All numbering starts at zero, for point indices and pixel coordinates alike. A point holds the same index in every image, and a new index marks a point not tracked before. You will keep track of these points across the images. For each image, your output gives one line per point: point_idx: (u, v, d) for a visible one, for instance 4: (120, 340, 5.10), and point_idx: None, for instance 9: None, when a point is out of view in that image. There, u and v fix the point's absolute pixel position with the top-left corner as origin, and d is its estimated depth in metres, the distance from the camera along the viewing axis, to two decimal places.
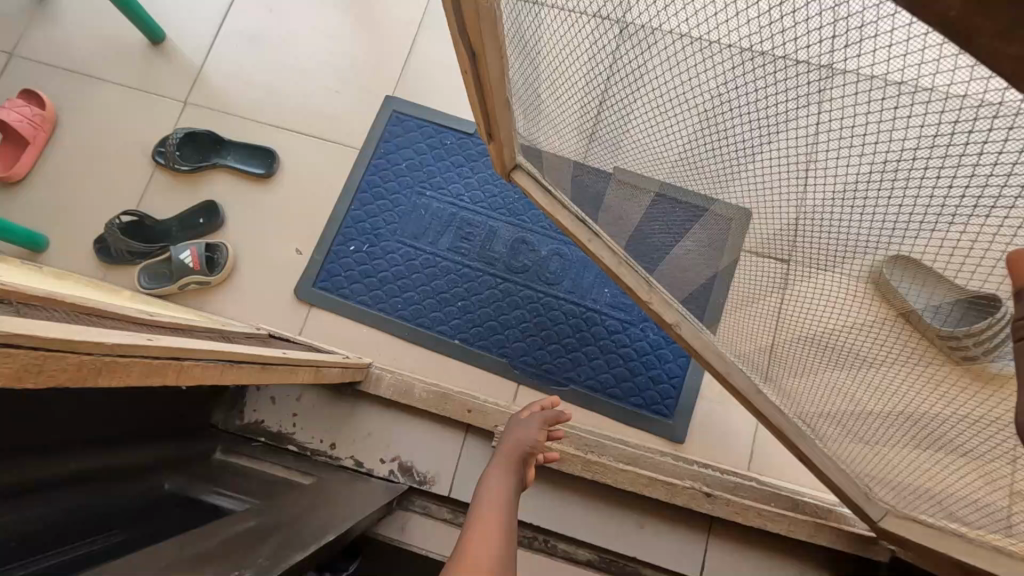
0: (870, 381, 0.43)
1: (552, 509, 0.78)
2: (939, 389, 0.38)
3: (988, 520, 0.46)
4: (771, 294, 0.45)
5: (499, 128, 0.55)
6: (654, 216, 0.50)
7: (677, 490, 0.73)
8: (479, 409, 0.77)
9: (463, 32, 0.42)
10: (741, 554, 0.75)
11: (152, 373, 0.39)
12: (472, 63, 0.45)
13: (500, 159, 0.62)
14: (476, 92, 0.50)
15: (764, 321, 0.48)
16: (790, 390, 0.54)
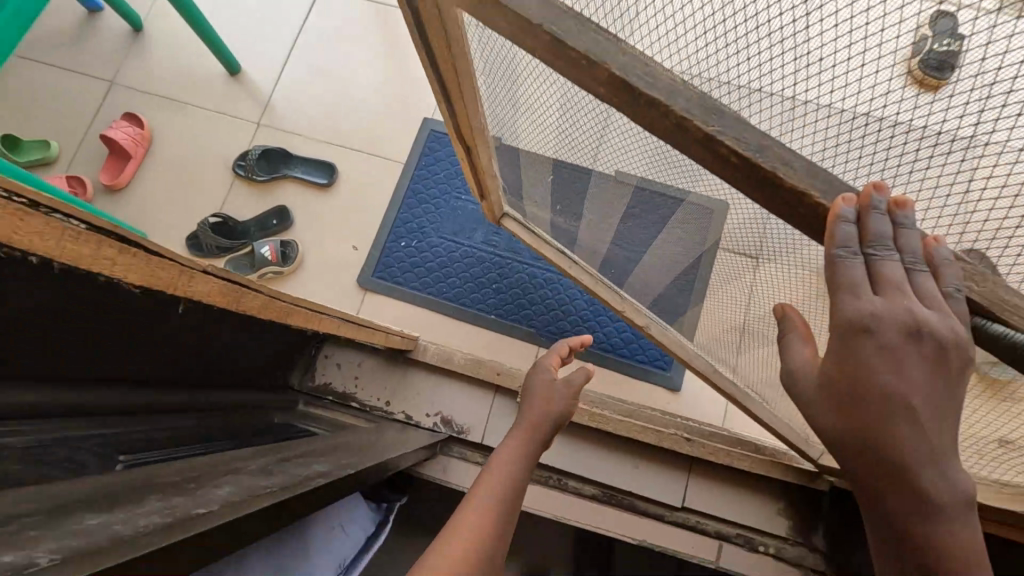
0: None
1: (568, 455, 1.05)
2: None
3: None
4: (746, 273, 0.51)
5: (489, 187, 0.82)
6: (625, 238, 0.67)
7: (664, 436, 0.91)
8: (507, 373, 0.96)
9: (460, 138, 0.70)
10: (715, 489, 1.02)
11: (307, 321, 0.64)
12: (467, 154, 0.73)
13: (493, 211, 0.91)
14: (471, 168, 0.78)
15: (741, 295, 0.56)
16: (737, 364, 0.72)
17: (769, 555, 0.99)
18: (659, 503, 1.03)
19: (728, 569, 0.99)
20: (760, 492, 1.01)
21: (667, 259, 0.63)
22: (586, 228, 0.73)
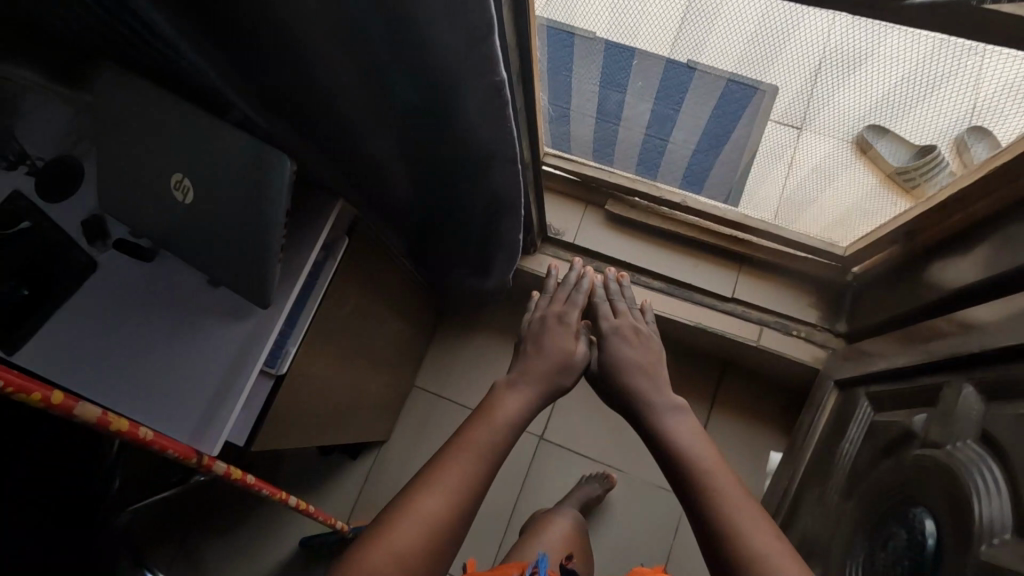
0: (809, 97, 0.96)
1: (645, 253, 1.35)
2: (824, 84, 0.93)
3: (844, 160, 1.06)
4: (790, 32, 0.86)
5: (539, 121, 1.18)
6: (673, 99, 1.04)
7: (724, 237, 1.30)
8: (597, 185, 1.34)
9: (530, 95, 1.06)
10: (761, 281, 1.31)
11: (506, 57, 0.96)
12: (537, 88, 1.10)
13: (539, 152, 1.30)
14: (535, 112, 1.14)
15: (784, 55, 0.90)
16: (744, 181, 1.18)
17: (801, 338, 1.28)
18: (714, 293, 1.32)
19: (768, 348, 1.29)
20: (789, 287, 1.30)
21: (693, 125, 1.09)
22: (632, 114, 1.11)
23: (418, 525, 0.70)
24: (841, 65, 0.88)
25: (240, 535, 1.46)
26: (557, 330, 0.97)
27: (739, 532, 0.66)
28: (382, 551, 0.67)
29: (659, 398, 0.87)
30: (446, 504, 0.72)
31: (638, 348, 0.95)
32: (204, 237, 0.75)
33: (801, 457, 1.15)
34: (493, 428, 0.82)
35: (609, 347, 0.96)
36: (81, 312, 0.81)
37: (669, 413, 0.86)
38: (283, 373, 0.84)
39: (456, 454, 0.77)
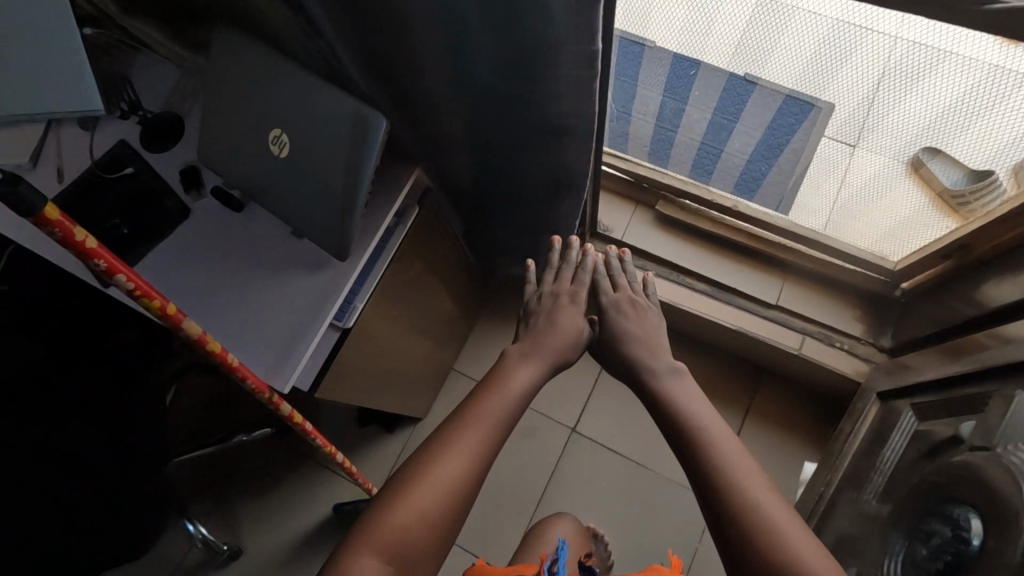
0: (866, 108, 1.00)
1: (690, 256, 1.37)
2: (881, 95, 0.97)
3: (895, 175, 1.09)
4: (856, 40, 0.90)
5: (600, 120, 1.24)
6: (733, 103, 1.09)
7: (772, 244, 1.31)
8: (646, 188, 1.38)
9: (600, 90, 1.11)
10: (805, 292, 1.32)
11: None
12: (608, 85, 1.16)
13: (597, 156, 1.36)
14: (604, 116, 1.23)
15: (848, 60, 0.94)
16: (793, 192, 1.21)
17: (843, 350, 1.28)
18: (759, 298, 1.33)
19: (809, 356, 1.29)
20: (835, 299, 1.31)
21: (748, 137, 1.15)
22: (692, 115, 1.16)
23: (440, 489, 0.66)
24: (903, 77, 0.92)
25: (277, 497, 1.52)
26: (567, 311, 0.92)
27: (757, 512, 0.64)
28: (404, 510, 0.64)
29: (663, 369, 0.85)
30: (468, 471, 0.69)
31: (641, 325, 0.92)
32: (293, 190, 0.81)
33: (839, 465, 1.14)
34: (507, 399, 0.77)
35: (615, 325, 0.92)
36: (173, 252, 0.87)
37: (678, 384, 0.82)
38: (350, 327, 0.87)
39: (470, 417, 0.73)
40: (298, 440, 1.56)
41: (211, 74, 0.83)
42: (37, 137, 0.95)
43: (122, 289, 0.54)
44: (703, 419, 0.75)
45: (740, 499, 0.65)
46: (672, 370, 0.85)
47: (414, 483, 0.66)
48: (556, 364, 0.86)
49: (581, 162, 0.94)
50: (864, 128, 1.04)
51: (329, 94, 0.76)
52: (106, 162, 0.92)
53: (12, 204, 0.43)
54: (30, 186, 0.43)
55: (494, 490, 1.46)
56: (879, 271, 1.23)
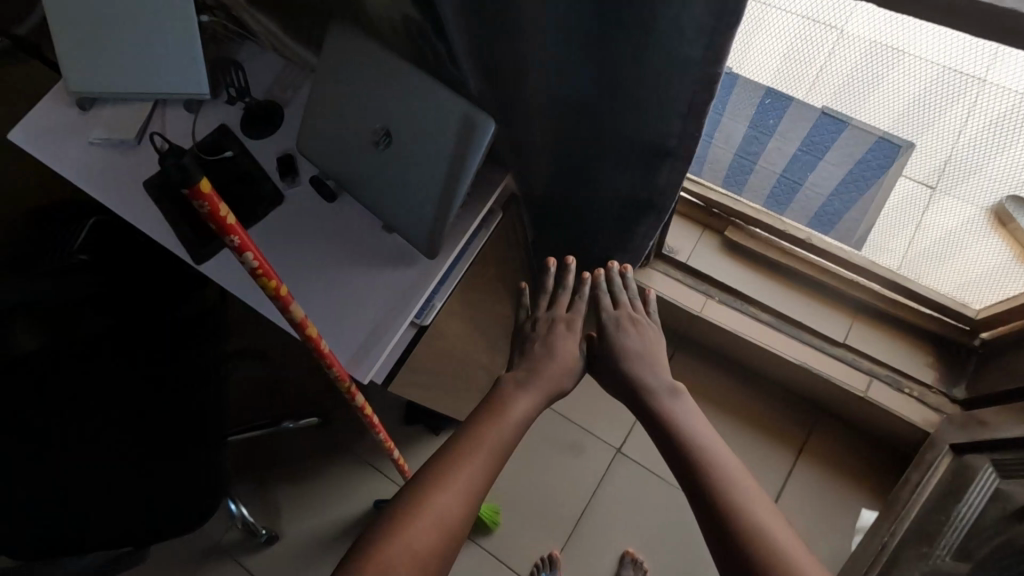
0: (965, 152, 0.99)
1: (756, 285, 1.35)
2: (987, 140, 0.95)
3: (987, 223, 1.08)
4: (968, 90, 0.89)
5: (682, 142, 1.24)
6: (825, 135, 1.09)
7: (845, 281, 1.28)
8: (716, 213, 1.36)
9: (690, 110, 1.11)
10: (875, 333, 1.28)
11: None
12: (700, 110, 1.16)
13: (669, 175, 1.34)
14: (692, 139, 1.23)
15: (956, 107, 0.93)
16: (871, 231, 1.22)
17: (912, 397, 1.24)
18: (826, 334, 1.30)
19: (875, 400, 1.25)
20: (907, 342, 1.27)
21: (833, 172, 1.16)
22: (777, 146, 1.17)
23: (433, 527, 0.63)
24: (1010, 127, 0.91)
25: (316, 486, 1.53)
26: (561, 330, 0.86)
27: (757, 537, 0.62)
28: (404, 549, 0.60)
29: (662, 389, 0.81)
30: (460, 506, 0.65)
31: (641, 343, 0.86)
32: (391, 186, 0.82)
33: (905, 516, 1.09)
34: (509, 430, 0.74)
35: (615, 343, 0.86)
36: (262, 236, 0.89)
37: (679, 405, 0.79)
38: (428, 325, 0.87)
39: (471, 447, 0.70)
40: (342, 433, 1.57)
41: (322, 67, 0.86)
42: (144, 116, 0.99)
43: (248, 268, 0.55)
44: (708, 445, 0.72)
45: (751, 537, 0.62)
46: (671, 388, 0.81)
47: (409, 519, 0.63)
48: (551, 395, 0.82)
49: (672, 187, 0.94)
50: (961, 171, 1.02)
51: (440, 94, 0.77)
52: (207, 144, 0.95)
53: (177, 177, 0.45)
54: (193, 163, 0.45)
55: (533, 504, 1.44)
56: (959, 319, 1.19)
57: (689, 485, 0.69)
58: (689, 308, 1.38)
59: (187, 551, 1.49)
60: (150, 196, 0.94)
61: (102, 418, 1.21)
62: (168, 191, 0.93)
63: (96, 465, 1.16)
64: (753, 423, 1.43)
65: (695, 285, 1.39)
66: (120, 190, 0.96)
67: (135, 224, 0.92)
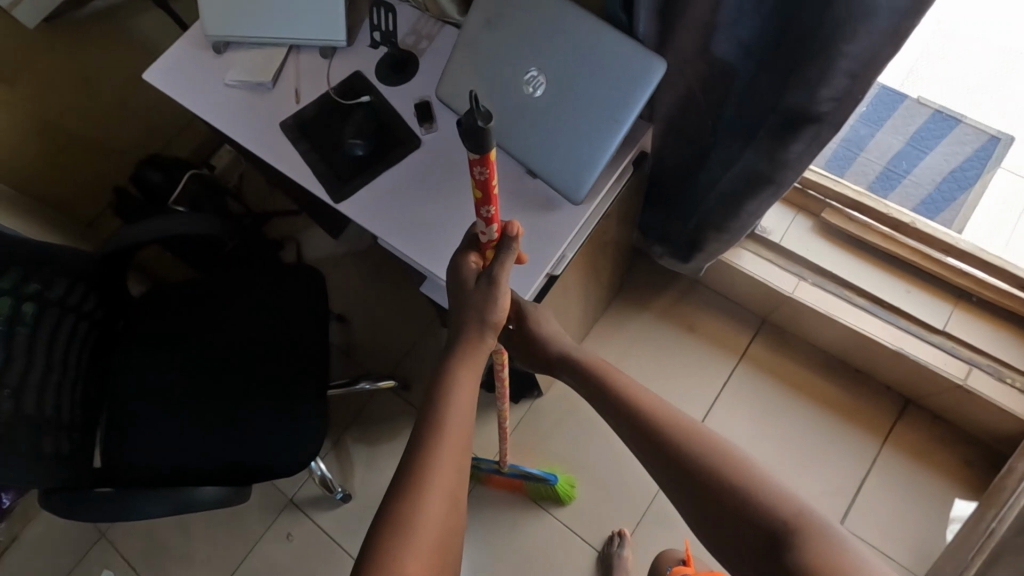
0: None
1: (853, 269, 1.33)
2: None
3: None
4: None
5: None
6: (938, 127, 1.26)
7: (951, 269, 1.25)
8: (814, 196, 1.34)
9: None
10: (977, 324, 1.26)
11: None
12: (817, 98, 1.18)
13: None
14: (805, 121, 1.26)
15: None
16: (965, 220, 1.25)
17: (1015, 387, 1.21)
18: (927, 320, 1.28)
19: (975, 389, 1.23)
20: (1011, 333, 1.24)
21: (941, 164, 1.26)
22: (887, 136, 1.29)
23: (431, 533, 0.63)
24: None
25: (389, 449, 1.55)
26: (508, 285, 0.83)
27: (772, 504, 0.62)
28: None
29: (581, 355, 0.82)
30: (450, 512, 0.66)
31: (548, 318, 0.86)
32: (541, 131, 0.83)
33: (1014, 503, 1.06)
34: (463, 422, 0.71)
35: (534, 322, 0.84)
36: (396, 179, 0.91)
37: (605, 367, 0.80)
38: (557, 276, 0.87)
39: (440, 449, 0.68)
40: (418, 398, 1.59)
41: (472, 11, 0.87)
42: (280, 60, 1.01)
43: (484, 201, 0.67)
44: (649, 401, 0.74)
45: (719, 474, 0.65)
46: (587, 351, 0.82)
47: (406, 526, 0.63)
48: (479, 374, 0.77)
49: (802, 160, 0.92)
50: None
51: (608, 38, 0.80)
52: (344, 89, 0.97)
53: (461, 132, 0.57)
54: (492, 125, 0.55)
55: (609, 479, 1.44)
56: None
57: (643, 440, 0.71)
58: (781, 289, 1.37)
59: (264, 500, 1.53)
60: (285, 134, 0.96)
61: (203, 358, 1.21)
62: (306, 131, 0.95)
63: (196, 405, 1.17)
64: (836, 410, 1.43)
65: (787, 267, 1.38)
66: (256, 129, 0.97)
67: (277, 160, 0.94)
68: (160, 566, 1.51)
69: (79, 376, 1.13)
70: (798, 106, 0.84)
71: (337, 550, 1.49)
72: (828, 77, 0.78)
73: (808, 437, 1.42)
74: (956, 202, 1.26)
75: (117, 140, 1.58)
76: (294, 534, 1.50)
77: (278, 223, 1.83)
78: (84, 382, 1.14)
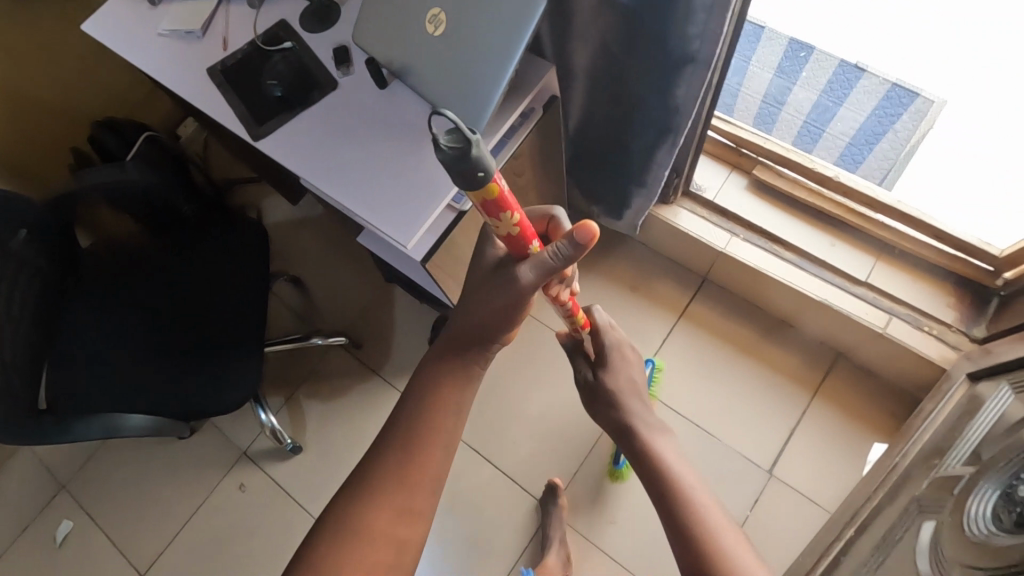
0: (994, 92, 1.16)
1: (781, 224, 1.38)
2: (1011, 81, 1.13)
3: None
4: None
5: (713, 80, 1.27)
6: (844, 82, 1.30)
7: (869, 221, 1.30)
8: (746, 155, 1.39)
9: None
10: (893, 276, 1.31)
11: None
12: None
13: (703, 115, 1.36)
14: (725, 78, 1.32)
15: None
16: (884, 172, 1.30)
17: (931, 334, 1.25)
18: (849, 272, 1.32)
19: (892, 337, 1.27)
20: (927, 283, 1.29)
21: (854, 118, 1.32)
22: (797, 92, 1.34)
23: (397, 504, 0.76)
24: None
25: (340, 404, 1.60)
26: (416, 218, 0.88)
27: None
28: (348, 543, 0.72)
29: (648, 420, 1.02)
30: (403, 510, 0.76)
31: (625, 365, 1.07)
32: (441, 70, 0.88)
33: (918, 439, 1.11)
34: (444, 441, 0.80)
35: (613, 372, 1.06)
36: (315, 120, 0.95)
37: (659, 440, 0.98)
38: (465, 211, 0.93)
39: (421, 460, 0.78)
40: (368, 355, 1.63)
41: None
42: (210, 10, 1.05)
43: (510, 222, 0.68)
44: (689, 486, 0.89)
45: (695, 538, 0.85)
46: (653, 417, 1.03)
47: (376, 482, 0.77)
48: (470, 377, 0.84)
49: (688, 102, 1.01)
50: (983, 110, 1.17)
51: None
52: (268, 36, 1.01)
53: (449, 171, 0.60)
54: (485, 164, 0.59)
55: (551, 431, 1.49)
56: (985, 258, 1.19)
57: (669, 512, 0.86)
58: (713, 244, 1.41)
59: (218, 453, 1.59)
60: (212, 80, 1.00)
61: (151, 306, 1.25)
62: (230, 76, 0.99)
63: (144, 349, 1.21)
64: (769, 365, 1.47)
65: (720, 224, 1.42)
66: (187, 74, 1.01)
67: (203, 103, 0.98)
68: (118, 519, 1.55)
69: (34, 324, 1.15)
70: (680, 45, 0.92)
71: (288, 500, 1.54)
72: (696, 14, 0.85)
73: (742, 390, 1.46)
74: (871, 153, 1.33)
75: (79, 106, 1.62)
76: (246, 485, 1.56)
77: (240, 192, 1.87)
78: (38, 331, 1.16)
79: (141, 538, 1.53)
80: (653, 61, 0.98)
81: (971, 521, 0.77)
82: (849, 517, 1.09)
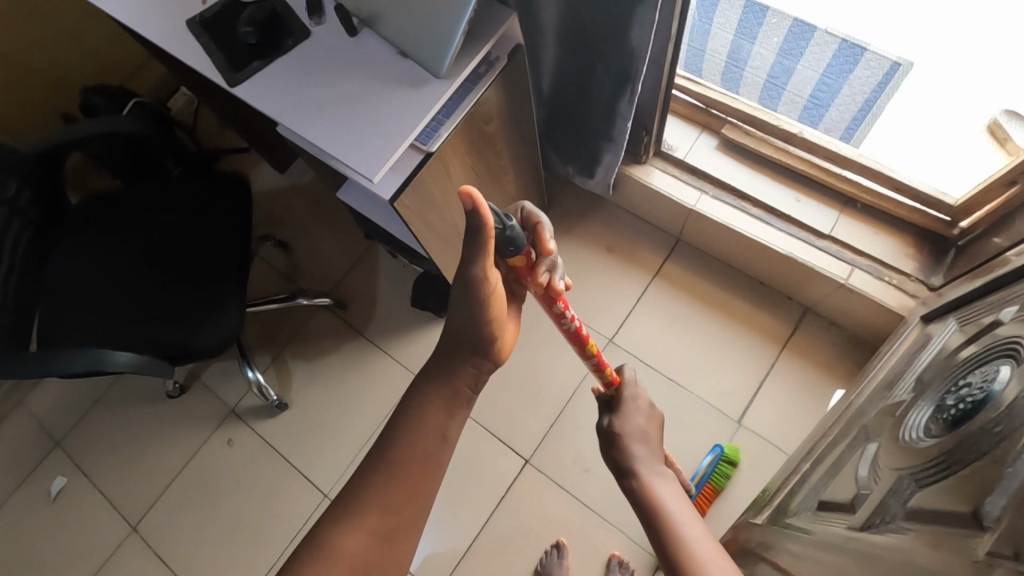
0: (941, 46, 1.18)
1: (748, 181, 1.42)
2: None
3: None
4: None
5: None
6: (795, 42, 1.29)
7: (832, 175, 1.35)
8: (714, 116, 1.43)
9: None
10: (857, 229, 1.35)
11: None
12: None
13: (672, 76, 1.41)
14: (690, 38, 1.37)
15: None
16: None
17: (892, 284, 1.30)
18: (813, 226, 1.37)
19: (855, 287, 1.31)
20: (889, 235, 1.33)
21: (810, 77, 1.34)
22: (755, 52, 1.35)
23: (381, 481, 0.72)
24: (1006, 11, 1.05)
25: (326, 363, 1.65)
26: (382, 157, 0.92)
27: None
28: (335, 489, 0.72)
29: (653, 464, 0.81)
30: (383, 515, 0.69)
31: (642, 415, 0.89)
32: (410, 16, 0.93)
33: (872, 378, 1.17)
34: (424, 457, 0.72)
35: (626, 417, 0.88)
36: (290, 68, 0.99)
37: (662, 482, 0.78)
38: (432, 152, 0.98)
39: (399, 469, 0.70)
40: (353, 317, 1.68)
41: None
42: None
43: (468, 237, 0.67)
44: (685, 526, 0.69)
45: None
46: (658, 463, 0.82)
47: None
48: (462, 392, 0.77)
49: (643, 48, 1.06)
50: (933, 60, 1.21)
51: None
52: None
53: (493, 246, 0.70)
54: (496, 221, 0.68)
55: (531, 387, 1.55)
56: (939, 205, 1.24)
57: (660, 550, 0.68)
58: (684, 202, 1.45)
59: (207, 411, 1.64)
60: (189, 31, 1.03)
61: (137, 260, 1.29)
62: (208, 27, 1.03)
63: (130, 298, 1.25)
64: (741, 320, 1.52)
65: (690, 182, 1.46)
66: (164, 22, 1.05)
67: (179, 52, 1.01)
68: (111, 474, 1.60)
69: (24, 271, 1.19)
70: None
71: (275, 455, 1.58)
72: None
73: (713, 345, 1.51)
74: (831, 108, 1.36)
75: (69, 72, 1.66)
76: (234, 440, 1.61)
77: (229, 161, 1.92)
78: (28, 278, 1.20)
79: (133, 493, 1.58)
80: (609, 8, 1.03)
81: (905, 433, 0.82)
82: (806, 453, 1.14)
